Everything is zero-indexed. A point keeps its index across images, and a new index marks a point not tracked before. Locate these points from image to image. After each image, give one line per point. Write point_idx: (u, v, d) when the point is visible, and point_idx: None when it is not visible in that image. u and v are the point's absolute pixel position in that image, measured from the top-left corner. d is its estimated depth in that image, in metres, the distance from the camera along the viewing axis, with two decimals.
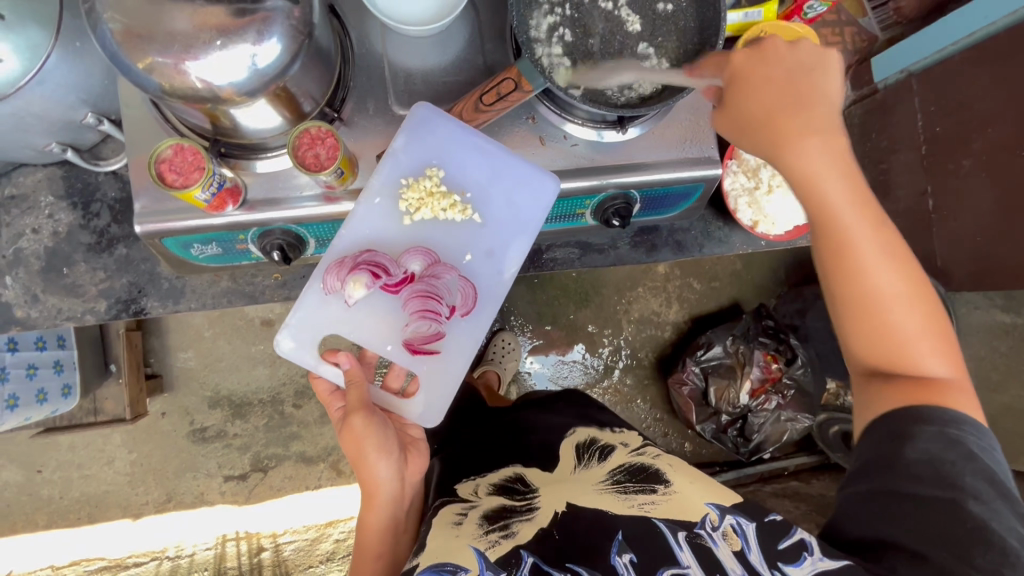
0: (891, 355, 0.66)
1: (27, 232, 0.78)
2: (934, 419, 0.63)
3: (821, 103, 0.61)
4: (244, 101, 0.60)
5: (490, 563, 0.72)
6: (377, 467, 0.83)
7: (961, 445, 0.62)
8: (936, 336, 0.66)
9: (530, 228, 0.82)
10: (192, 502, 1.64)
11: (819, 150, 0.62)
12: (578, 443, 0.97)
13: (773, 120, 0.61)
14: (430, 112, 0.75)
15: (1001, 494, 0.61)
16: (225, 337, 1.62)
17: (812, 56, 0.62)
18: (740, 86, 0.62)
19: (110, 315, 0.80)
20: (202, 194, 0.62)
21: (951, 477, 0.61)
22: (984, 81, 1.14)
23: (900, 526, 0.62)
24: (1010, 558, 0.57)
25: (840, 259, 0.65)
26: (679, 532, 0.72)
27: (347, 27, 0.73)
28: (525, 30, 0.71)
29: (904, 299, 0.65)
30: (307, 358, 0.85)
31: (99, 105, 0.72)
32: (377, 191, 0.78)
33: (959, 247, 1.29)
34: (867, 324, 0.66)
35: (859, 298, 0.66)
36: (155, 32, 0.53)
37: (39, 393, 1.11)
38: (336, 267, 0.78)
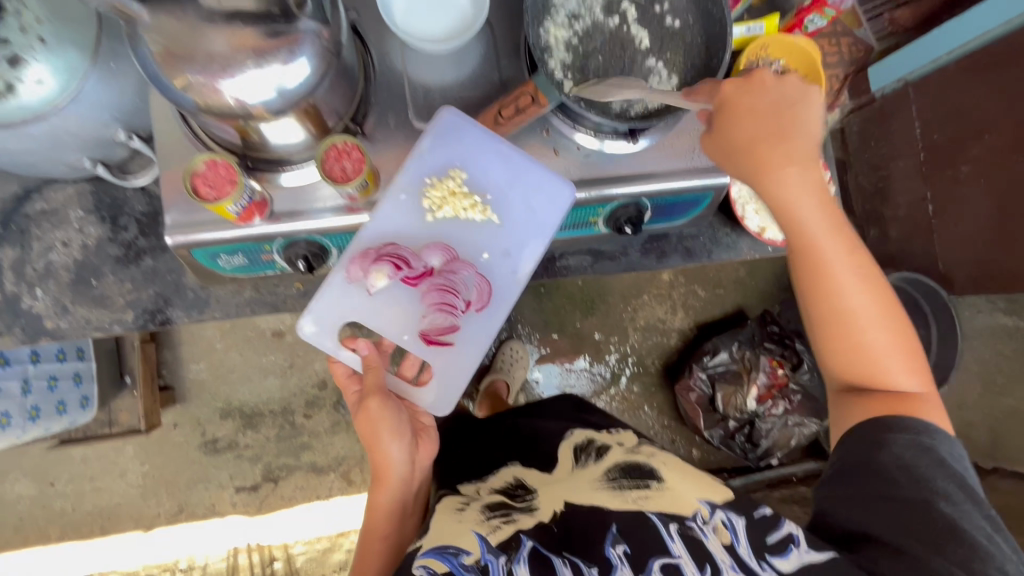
0: (864, 371, 0.73)
1: (57, 245, 0.81)
2: (906, 429, 0.70)
3: (798, 137, 0.65)
4: (273, 118, 0.63)
5: (493, 547, 0.75)
6: (388, 450, 0.87)
7: (931, 452, 0.69)
8: (906, 356, 0.73)
9: (545, 230, 0.83)
10: (204, 514, 1.64)
11: (796, 181, 0.65)
12: (577, 446, 0.97)
13: (755, 149, 0.65)
14: (457, 116, 0.78)
15: (970, 498, 0.68)
16: (236, 348, 1.64)
17: (796, 91, 0.65)
18: (726, 114, 0.65)
19: (137, 326, 0.83)
20: (234, 207, 0.65)
21: (926, 479, 0.68)
22: (980, 89, 1.18)
23: (883, 522, 0.67)
24: (977, 552, 0.63)
25: (816, 281, 0.71)
26: (671, 524, 0.74)
27: (368, 45, 0.76)
28: (539, 45, 0.74)
29: (876, 321, 0.72)
30: (327, 342, 0.86)
31: (130, 122, 0.75)
32: (403, 188, 0.81)
33: (962, 251, 1.31)
34: (842, 342, 0.73)
35: (835, 318, 0.72)
36: (192, 52, 0.55)
37: (59, 404, 1.13)
38: (359, 258, 0.80)
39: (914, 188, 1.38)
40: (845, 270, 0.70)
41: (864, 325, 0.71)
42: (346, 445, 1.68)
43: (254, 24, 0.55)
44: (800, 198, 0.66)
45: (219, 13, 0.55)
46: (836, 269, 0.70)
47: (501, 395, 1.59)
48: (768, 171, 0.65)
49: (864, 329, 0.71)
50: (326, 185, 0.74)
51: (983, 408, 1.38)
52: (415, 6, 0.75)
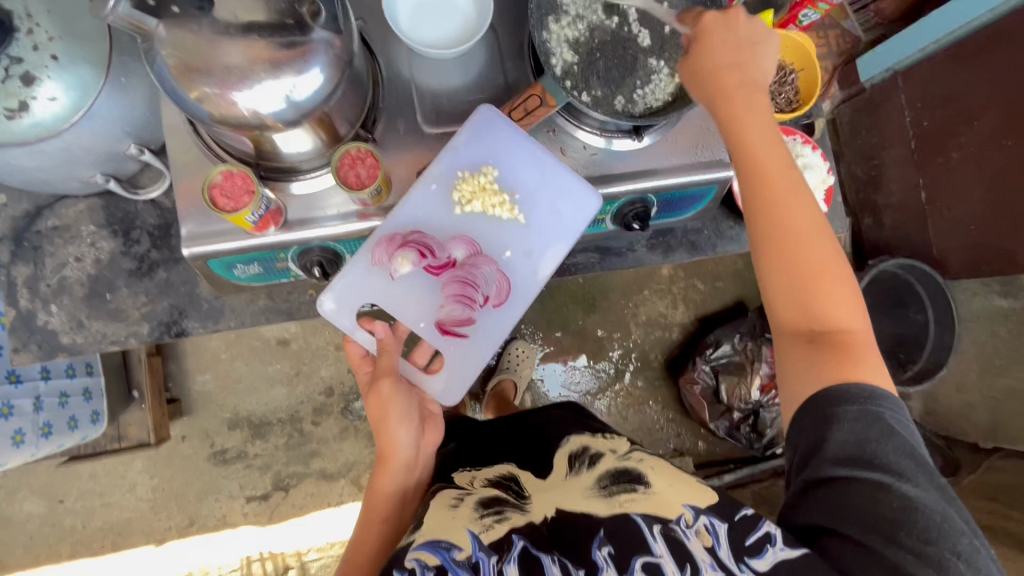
0: (808, 310, 0.67)
1: (70, 260, 0.81)
2: (853, 395, 0.64)
3: (754, 74, 0.69)
4: (287, 128, 0.64)
5: (483, 544, 0.73)
6: (398, 433, 0.87)
7: (876, 414, 0.63)
8: (850, 303, 0.68)
9: (570, 234, 0.83)
10: (215, 525, 1.64)
11: (753, 110, 0.68)
12: (571, 453, 0.92)
13: (718, 77, 0.67)
14: (494, 113, 0.78)
15: (924, 470, 0.62)
16: (242, 358, 1.64)
17: (755, 31, 0.69)
18: (700, 40, 0.68)
19: (153, 338, 0.83)
20: (252, 216, 0.65)
21: (875, 457, 0.62)
22: (968, 76, 1.20)
23: (838, 514, 0.63)
24: (931, 534, 0.59)
25: (766, 206, 0.67)
26: (654, 525, 0.72)
27: (376, 53, 0.77)
28: (545, 47, 0.75)
29: (823, 256, 0.67)
30: (345, 321, 0.87)
31: (141, 136, 0.75)
32: (435, 178, 0.81)
33: (954, 236, 1.34)
34: (789, 274, 0.67)
35: (783, 247, 0.67)
36: (212, 65, 0.56)
37: (71, 420, 1.13)
38: (385, 242, 0.79)
39: (906, 175, 1.40)
40: (794, 197, 0.67)
41: (812, 257, 0.67)
42: (355, 451, 1.68)
43: (273, 35, 0.56)
44: (755, 123, 0.68)
45: (236, 27, 0.55)
46: (786, 197, 0.67)
47: (508, 394, 1.60)
48: (728, 100, 0.67)
49: (811, 262, 0.67)
50: (336, 194, 0.75)
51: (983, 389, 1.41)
52: (419, 12, 0.76)
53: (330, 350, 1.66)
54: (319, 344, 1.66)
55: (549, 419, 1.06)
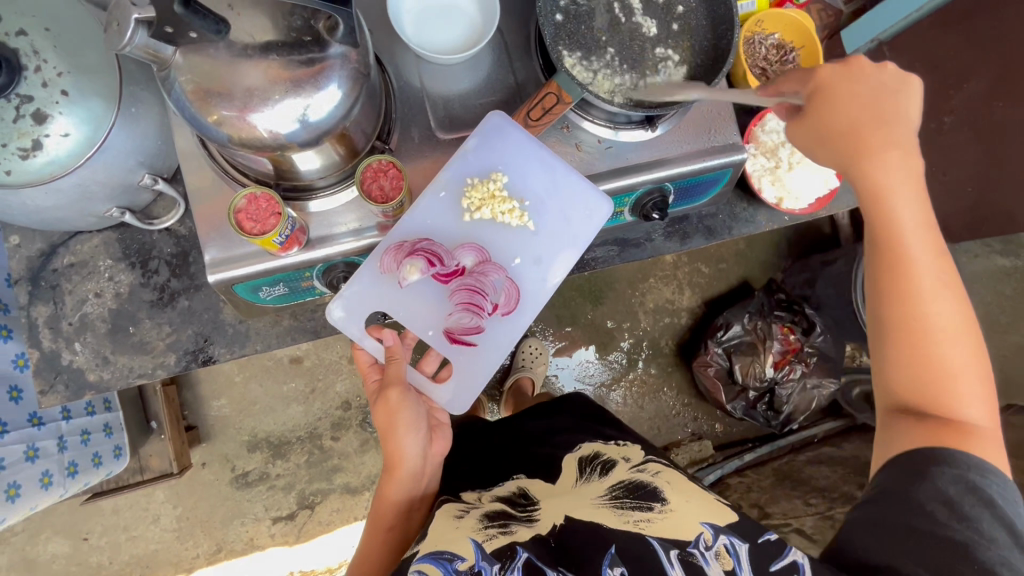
0: (931, 388, 0.66)
1: (90, 296, 0.80)
2: (958, 471, 0.63)
3: (900, 129, 0.64)
4: (304, 148, 0.63)
5: (487, 553, 0.75)
6: (404, 441, 0.86)
7: (980, 491, 0.63)
8: (981, 385, 0.66)
9: (579, 240, 0.86)
10: (243, 549, 1.63)
11: (892, 176, 0.64)
12: (580, 458, 0.95)
13: (853, 133, 0.63)
14: (502, 120, 0.79)
15: (1018, 544, 0.62)
16: (256, 379, 1.63)
17: (898, 85, 0.64)
18: (829, 96, 0.63)
19: (180, 367, 0.82)
20: (280, 237, 0.65)
21: (965, 517, 0.62)
22: (957, 42, 1.23)
23: (906, 551, 0.62)
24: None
25: (893, 274, 0.66)
26: (671, 550, 0.73)
27: (384, 64, 0.76)
28: (554, 43, 0.75)
29: (955, 335, 0.65)
30: (354, 328, 0.85)
31: (154, 165, 0.74)
32: (444, 185, 0.82)
33: (953, 200, 1.35)
34: (910, 346, 0.66)
35: (909, 321, 0.66)
36: (232, 89, 0.56)
37: (95, 457, 1.12)
38: (393, 250, 0.79)
39: None
40: (929, 268, 0.65)
41: (939, 335, 0.65)
42: (377, 463, 1.68)
43: (292, 54, 0.56)
44: (894, 188, 0.64)
45: (254, 47, 0.55)
46: (919, 270, 0.65)
47: (525, 391, 1.62)
48: (863, 159, 0.64)
49: (942, 342, 0.65)
50: (354, 211, 0.75)
51: (989, 348, 1.46)
52: (424, 19, 0.76)
53: (343, 364, 1.65)
54: (332, 358, 1.65)
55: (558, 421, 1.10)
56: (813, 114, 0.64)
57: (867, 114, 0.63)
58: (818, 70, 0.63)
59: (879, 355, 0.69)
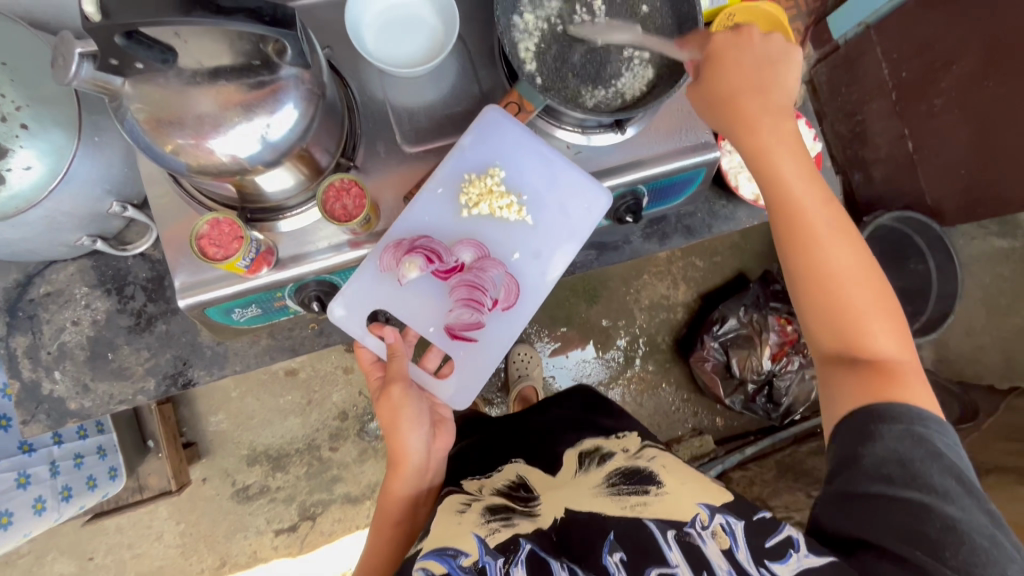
0: (845, 331, 0.70)
1: (68, 324, 0.80)
2: (896, 415, 0.65)
3: (777, 91, 0.69)
4: (269, 168, 0.63)
5: (490, 548, 0.74)
6: (409, 436, 0.88)
7: (924, 440, 0.64)
8: (890, 323, 0.70)
9: (579, 234, 0.85)
10: (247, 561, 1.64)
11: (779, 135, 0.69)
12: (581, 452, 0.95)
13: (735, 99, 0.68)
14: (500, 114, 0.77)
15: (968, 490, 0.62)
16: (251, 394, 1.63)
17: (778, 51, 0.69)
18: (716, 64, 0.68)
19: (160, 392, 0.83)
20: (244, 261, 0.65)
21: (919, 476, 0.62)
22: (942, 21, 1.20)
23: (875, 526, 0.63)
24: (978, 557, 0.58)
25: (792, 231, 0.71)
26: (669, 531, 0.72)
27: (346, 79, 0.75)
28: (515, 51, 0.74)
29: (858, 279, 0.70)
30: (355, 326, 0.85)
31: (122, 193, 0.74)
32: (441, 181, 0.80)
33: (947, 181, 1.33)
34: (820, 294, 0.70)
35: (816, 270, 0.70)
36: (183, 116, 0.55)
37: (89, 480, 1.12)
38: (393, 247, 0.78)
39: (891, 126, 1.39)
40: (822, 220, 0.70)
41: (844, 279, 0.69)
42: (376, 471, 1.68)
43: (242, 78, 0.56)
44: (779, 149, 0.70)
45: (203, 74, 0.54)
46: (814, 221, 0.70)
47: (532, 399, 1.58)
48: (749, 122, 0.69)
49: (845, 286, 0.69)
50: (324, 228, 0.75)
51: (992, 331, 1.50)
52: (385, 32, 0.75)
53: (339, 375, 1.66)
54: (327, 369, 1.65)
55: (562, 416, 1.09)
56: (704, 82, 0.69)
57: (747, 80, 0.68)
58: (713, 37, 0.69)
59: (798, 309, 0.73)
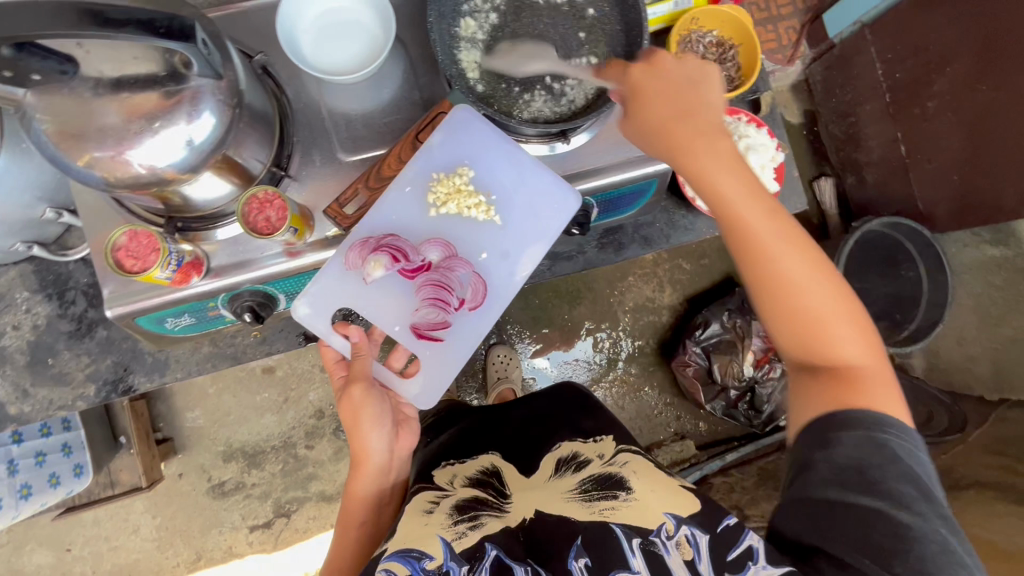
0: (811, 348, 0.65)
1: (8, 329, 0.81)
2: (856, 423, 0.61)
3: (703, 110, 0.63)
4: (193, 178, 0.61)
5: (455, 552, 0.69)
6: (369, 437, 0.82)
7: (885, 447, 0.60)
8: (857, 330, 0.65)
9: (546, 235, 0.83)
10: (223, 557, 1.62)
11: (719, 156, 0.62)
12: (559, 458, 0.88)
13: (664, 127, 0.63)
14: (468, 113, 0.79)
15: (926, 498, 0.58)
16: (229, 391, 1.62)
17: (692, 70, 0.65)
18: (639, 97, 0.65)
19: (100, 398, 0.83)
20: (163, 273, 0.64)
21: (876, 483, 0.59)
22: (936, 22, 1.15)
23: (826, 534, 0.59)
24: (927, 565, 0.54)
25: (743, 248, 0.64)
26: (633, 538, 0.67)
27: (283, 85, 0.74)
28: (453, 60, 0.72)
29: (817, 288, 0.64)
30: (321, 325, 0.83)
31: (55, 199, 0.74)
32: (410, 180, 0.81)
33: (941, 187, 1.27)
34: (782, 316, 0.65)
35: (772, 289, 0.64)
36: (86, 129, 0.54)
37: (51, 478, 1.14)
38: (359, 246, 0.77)
39: (885, 129, 1.34)
40: (778, 240, 0.63)
41: (802, 292, 0.64)
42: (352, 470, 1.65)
43: (147, 89, 0.55)
44: (716, 165, 0.62)
45: (105, 84, 0.54)
46: (765, 236, 0.63)
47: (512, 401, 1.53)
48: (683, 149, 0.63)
49: (806, 301, 0.64)
50: None
51: (984, 340, 1.45)
52: (322, 36, 0.73)
53: (316, 373, 1.62)
54: (305, 367, 1.63)
55: (542, 407, 1.05)
56: (632, 117, 0.65)
57: (670, 104, 0.63)
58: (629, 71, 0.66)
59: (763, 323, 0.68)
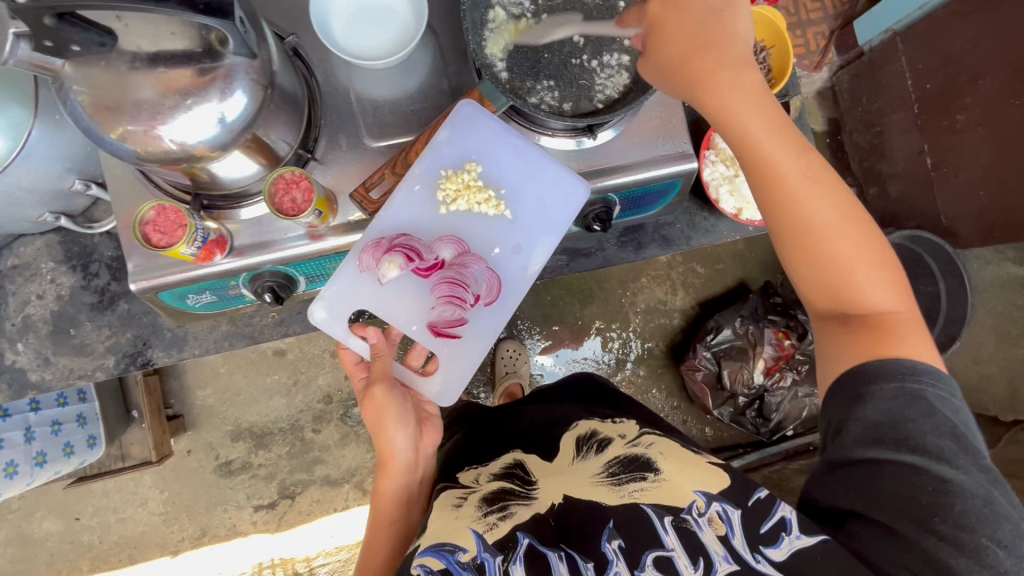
0: (837, 291, 0.65)
1: (33, 298, 0.82)
2: (890, 374, 0.61)
3: (730, 42, 0.61)
4: (220, 156, 0.61)
5: (489, 544, 0.69)
6: (394, 437, 0.84)
7: (918, 399, 0.60)
8: (882, 273, 0.65)
9: (557, 227, 0.82)
10: (226, 535, 1.63)
11: (744, 93, 0.61)
12: (578, 436, 0.88)
13: (687, 61, 0.61)
14: (473, 107, 0.76)
15: (965, 449, 0.59)
16: (240, 371, 1.63)
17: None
18: (657, 33, 0.63)
19: (119, 370, 0.85)
20: (188, 249, 0.65)
21: (911, 438, 0.59)
22: (972, 32, 1.13)
23: (866, 497, 0.61)
24: (968, 519, 0.56)
25: (769, 190, 0.64)
26: (665, 516, 0.68)
27: (312, 68, 0.74)
28: (483, 53, 0.72)
29: (844, 231, 0.64)
30: (338, 329, 0.84)
31: (84, 170, 0.74)
32: (418, 178, 0.81)
33: (964, 202, 1.25)
34: (808, 259, 0.65)
35: (797, 230, 0.64)
36: (122, 102, 0.55)
37: (66, 447, 1.16)
38: (372, 247, 0.78)
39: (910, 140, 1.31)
40: (805, 180, 0.63)
41: (828, 235, 0.64)
42: (357, 456, 1.66)
43: (182, 65, 0.55)
44: (745, 104, 0.62)
45: (142, 58, 0.54)
46: (794, 177, 0.63)
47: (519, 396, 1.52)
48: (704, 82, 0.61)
49: (832, 241, 0.64)
50: None
51: (1000, 360, 1.43)
52: (354, 20, 0.73)
53: (326, 358, 1.63)
54: (314, 352, 1.64)
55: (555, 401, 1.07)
56: (652, 58, 0.63)
57: (693, 37, 0.61)
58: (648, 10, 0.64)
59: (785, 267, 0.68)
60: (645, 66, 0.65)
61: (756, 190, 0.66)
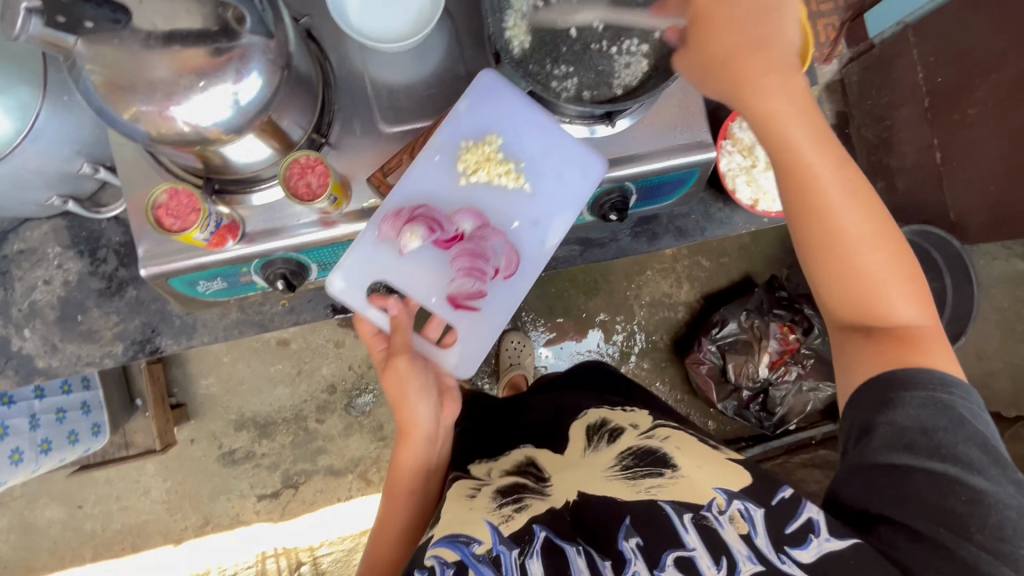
0: (862, 300, 0.64)
1: (39, 283, 0.81)
2: (921, 382, 0.61)
3: (778, 43, 0.60)
4: (234, 139, 0.60)
5: (504, 537, 0.68)
6: (417, 407, 0.83)
7: (950, 411, 0.60)
8: (909, 285, 0.64)
9: (575, 203, 0.80)
10: (229, 524, 1.63)
11: (788, 95, 0.61)
12: (589, 424, 0.88)
13: (732, 57, 0.60)
14: (494, 78, 0.75)
15: (995, 461, 0.59)
16: (243, 360, 1.62)
17: None
18: (705, 24, 0.61)
19: (127, 357, 0.84)
20: (200, 234, 0.64)
21: (942, 447, 0.59)
22: (985, 25, 1.11)
23: (899, 504, 0.60)
24: (1003, 531, 0.56)
25: (804, 194, 0.63)
26: (685, 514, 0.67)
27: (325, 51, 0.73)
28: (500, 36, 0.70)
29: (874, 241, 0.63)
30: (356, 299, 0.82)
31: (93, 153, 0.72)
32: (437, 149, 0.77)
33: (972, 196, 1.24)
34: (835, 266, 0.64)
35: (827, 236, 0.63)
36: (135, 81, 0.53)
37: (70, 435, 1.16)
38: (392, 217, 0.76)
39: (921, 134, 1.30)
40: (840, 186, 0.63)
41: (858, 243, 0.63)
42: (360, 446, 1.65)
43: (197, 44, 0.53)
44: (789, 106, 0.62)
45: (157, 36, 0.52)
46: (828, 183, 0.63)
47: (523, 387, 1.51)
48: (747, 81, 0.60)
49: (861, 250, 0.63)
50: None
51: (1005, 355, 1.43)
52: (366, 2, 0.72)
53: (329, 348, 1.63)
54: (318, 342, 1.63)
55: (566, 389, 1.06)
56: (695, 48, 0.63)
57: (740, 34, 0.60)
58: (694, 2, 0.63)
59: (808, 274, 0.67)
60: (683, 57, 0.65)
61: (787, 194, 0.65)
